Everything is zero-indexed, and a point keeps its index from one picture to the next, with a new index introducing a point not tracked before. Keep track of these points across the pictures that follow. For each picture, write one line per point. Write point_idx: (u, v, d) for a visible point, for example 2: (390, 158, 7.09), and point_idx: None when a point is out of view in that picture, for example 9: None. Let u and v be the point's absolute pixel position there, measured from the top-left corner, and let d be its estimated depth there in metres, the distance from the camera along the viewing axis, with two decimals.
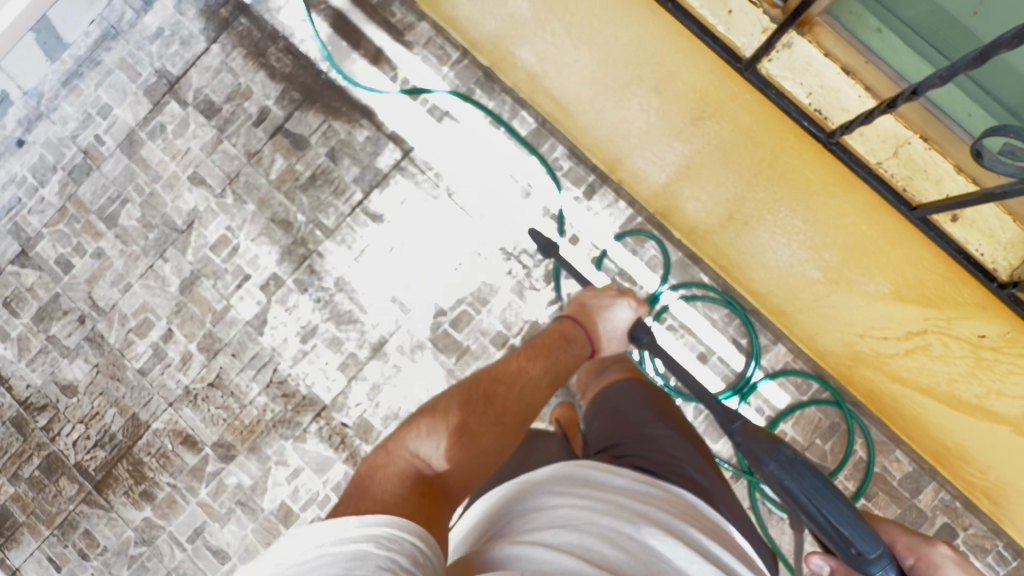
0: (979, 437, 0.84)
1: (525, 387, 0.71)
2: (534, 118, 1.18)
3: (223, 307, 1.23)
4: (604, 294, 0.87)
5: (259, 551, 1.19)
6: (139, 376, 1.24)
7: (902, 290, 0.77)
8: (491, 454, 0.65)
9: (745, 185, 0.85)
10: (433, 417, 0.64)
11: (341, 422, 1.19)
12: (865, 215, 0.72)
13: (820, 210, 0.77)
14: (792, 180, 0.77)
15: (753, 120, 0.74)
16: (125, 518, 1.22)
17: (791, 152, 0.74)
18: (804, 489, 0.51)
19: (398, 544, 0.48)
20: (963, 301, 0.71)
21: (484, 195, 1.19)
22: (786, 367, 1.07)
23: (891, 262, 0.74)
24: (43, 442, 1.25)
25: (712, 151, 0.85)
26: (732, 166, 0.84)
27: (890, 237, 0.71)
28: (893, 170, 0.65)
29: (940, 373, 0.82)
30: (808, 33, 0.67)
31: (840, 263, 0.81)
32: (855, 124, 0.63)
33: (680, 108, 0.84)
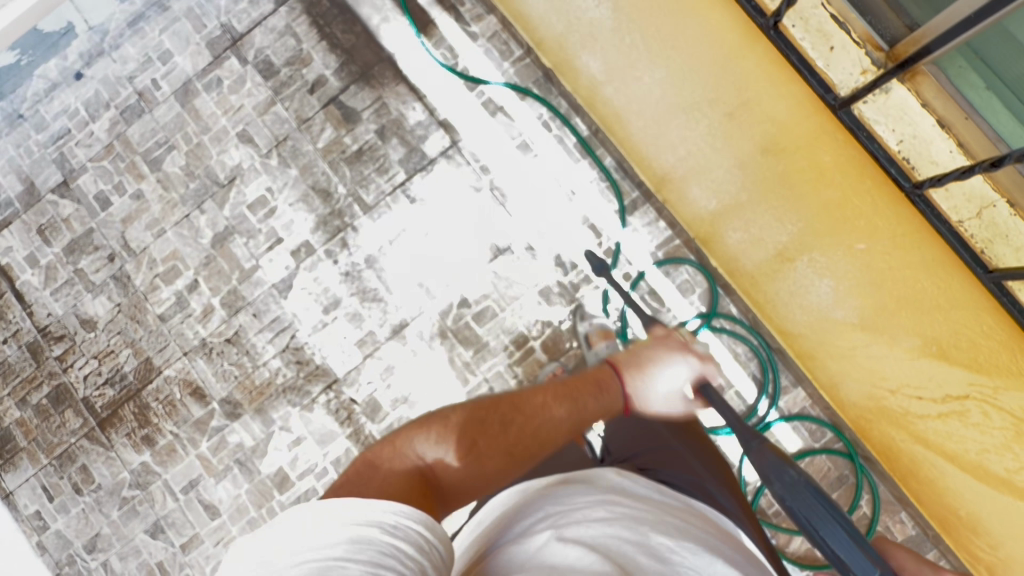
0: (999, 511, 0.80)
1: (541, 421, 0.67)
2: (587, 126, 1.18)
3: (251, 266, 1.23)
4: (664, 346, 0.78)
5: (249, 512, 1.19)
6: (158, 322, 1.24)
7: (949, 350, 0.74)
8: (490, 473, 0.65)
9: (805, 226, 0.85)
10: (445, 426, 0.64)
11: (350, 397, 1.19)
12: (928, 270, 0.71)
13: (876, 259, 0.76)
14: (857, 226, 0.76)
15: (831, 161, 0.74)
16: (123, 459, 1.23)
17: (861, 199, 0.73)
18: (804, 513, 0.50)
19: (399, 528, 0.48)
20: (1013, 370, 0.68)
21: (526, 194, 1.19)
22: (803, 412, 1.08)
23: (948, 321, 0.72)
24: (54, 372, 1.26)
25: (776, 185, 0.85)
26: (795, 203, 0.84)
27: (954, 297, 0.69)
28: (971, 232, 0.64)
29: (971, 441, 0.78)
30: (909, 81, 0.66)
31: (886, 312, 0.80)
32: (948, 177, 0.62)
33: (751, 138, 0.84)
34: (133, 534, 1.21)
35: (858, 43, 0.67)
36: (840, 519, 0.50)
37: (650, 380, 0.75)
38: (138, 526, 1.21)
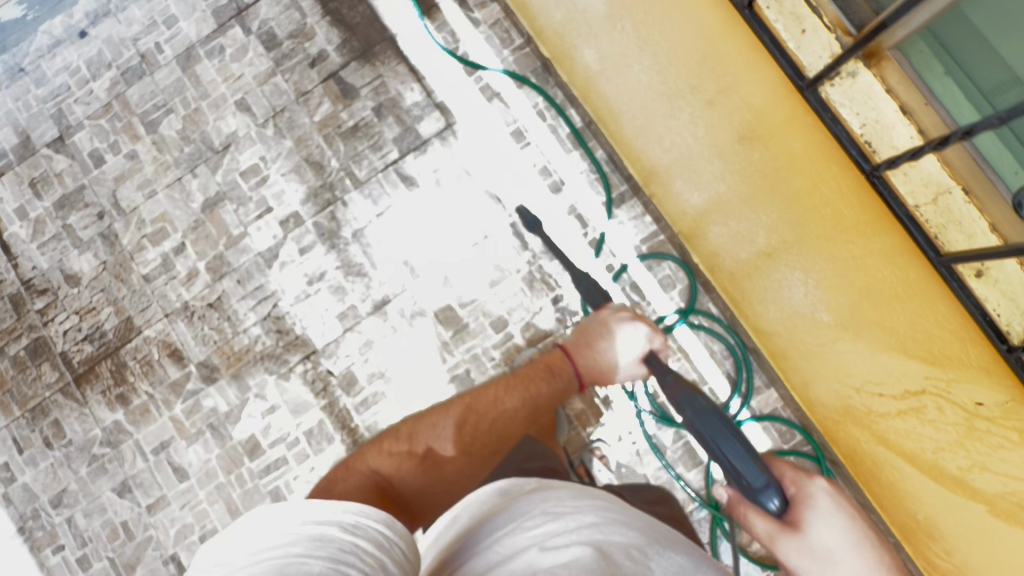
0: (954, 514, 0.76)
1: (490, 430, 0.78)
2: (581, 118, 1.19)
3: (239, 233, 1.24)
4: (615, 318, 0.86)
5: (218, 478, 1.19)
6: (142, 282, 1.25)
7: (906, 343, 0.69)
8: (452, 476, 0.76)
9: (778, 217, 0.84)
10: (397, 438, 0.77)
11: (327, 369, 1.19)
12: (890, 260, 0.66)
13: (841, 250, 0.72)
14: (830, 217, 0.72)
15: (801, 148, 0.72)
16: (96, 416, 1.23)
17: (828, 185, 0.70)
18: (708, 428, 0.63)
19: (357, 526, 0.49)
20: (964, 360, 0.62)
21: (516, 180, 1.21)
22: (774, 414, 1.10)
23: (907, 312, 0.67)
24: (34, 325, 1.26)
25: (754, 175, 0.84)
26: (767, 194, 0.84)
27: (909, 285, 0.65)
28: (927, 215, 0.60)
29: (930, 440, 0.71)
30: (875, 66, 0.63)
31: (848, 306, 0.76)
32: (900, 160, 0.59)
33: (729, 125, 0.84)
34: (100, 492, 1.22)
35: (829, 27, 0.66)
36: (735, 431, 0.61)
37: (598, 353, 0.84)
38: (106, 484, 1.22)
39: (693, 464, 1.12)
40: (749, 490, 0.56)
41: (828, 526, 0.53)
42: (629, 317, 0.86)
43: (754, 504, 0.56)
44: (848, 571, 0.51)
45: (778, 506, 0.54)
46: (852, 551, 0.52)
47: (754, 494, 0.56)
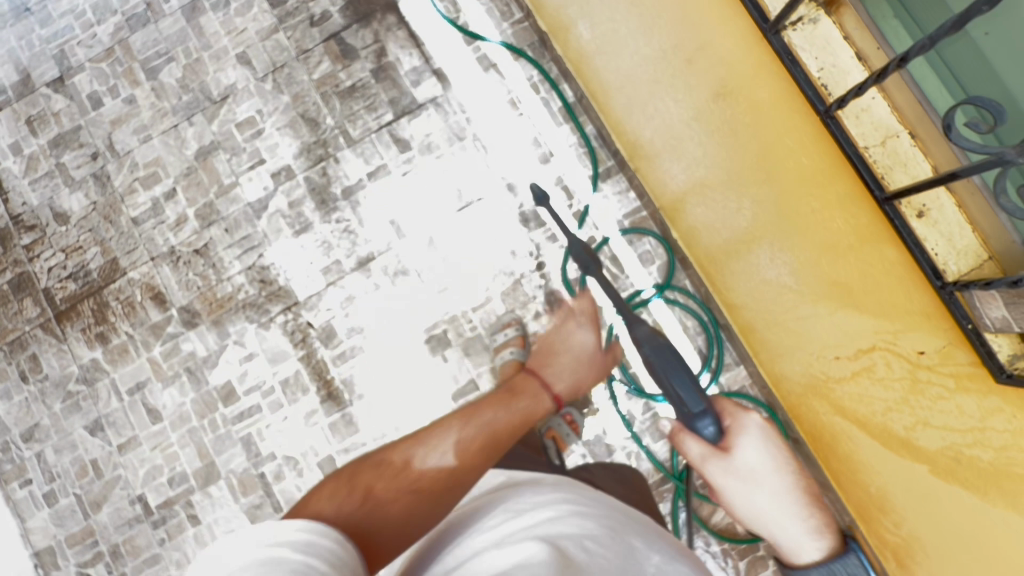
0: (903, 478, 0.77)
1: (489, 428, 0.65)
2: (573, 93, 1.22)
3: (231, 182, 1.26)
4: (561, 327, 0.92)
5: (191, 421, 1.20)
6: (131, 224, 1.26)
7: (854, 298, 0.66)
8: (446, 492, 0.59)
9: (736, 179, 0.80)
10: (354, 475, 0.58)
11: (307, 321, 1.21)
12: (842, 208, 0.61)
13: (802, 203, 0.68)
14: (787, 170, 0.68)
15: (766, 100, 0.65)
16: (75, 353, 1.24)
17: (788, 134, 0.65)
18: (654, 355, 0.62)
19: (310, 546, 0.45)
20: (909, 309, 0.57)
21: (506, 149, 1.23)
22: (741, 391, 1.13)
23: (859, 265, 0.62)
24: (20, 260, 1.27)
25: (718, 137, 0.80)
26: (727, 155, 0.80)
27: (860, 232, 0.60)
28: (875, 157, 0.54)
29: (878, 400, 0.72)
30: (835, 11, 0.58)
31: (810, 266, 0.72)
32: (849, 96, 0.52)
33: (695, 81, 0.79)
34: (72, 429, 1.22)
35: None
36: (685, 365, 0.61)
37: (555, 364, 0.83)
38: (78, 422, 1.22)
39: (659, 436, 1.14)
40: (687, 417, 0.59)
41: (754, 451, 0.57)
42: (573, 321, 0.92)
43: (693, 433, 0.59)
44: (765, 497, 0.55)
45: (713, 433, 0.57)
46: (775, 476, 0.56)
47: (692, 423, 0.58)
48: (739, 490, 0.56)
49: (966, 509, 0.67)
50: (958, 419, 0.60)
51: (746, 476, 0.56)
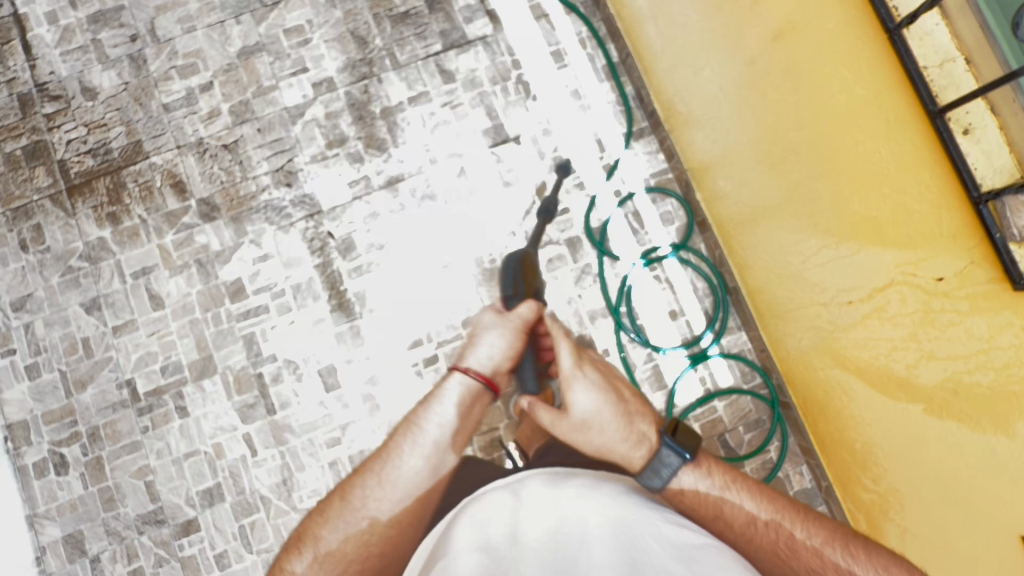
0: (894, 424, 0.83)
1: (420, 441, 0.83)
2: (618, 53, 1.27)
3: (270, 85, 1.25)
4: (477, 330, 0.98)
5: (194, 313, 1.19)
6: (161, 111, 1.24)
7: (880, 233, 0.71)
8: (400, 505, 0.77)
9: (776, 126, 0.84)
10: (317, 517, 0.80)
11: (328, 231, 1.21)
12: (884, 139, 0.65)
13: (840, 144, 0.72)
14: (831, 110, 0.71)
15: (829, 35, 0.68)
16: (82, 230, 1.21)
17: (840, 70, 0.68)
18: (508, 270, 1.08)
19: None
20: (935, 232, 0.62)
21: (547, 96, 1.26)
22: (740, 354, 1.18)
23: (892, 197, 0.67)
24: (38, 128, 1.24)
25: (766, 84, 0.83)
26: (771, 102, 0.83)
27: (901, 163, 0.63)
28: (932, 79, 0.57)
29: (883, 341, 0.78)
30: None
31: (837, 208, 0.76)
32: (919, 12, 0.56)
33: (754, 25, 0.81)
34: (67, 305, 1.19)
35: None
36: (522, 269, 1.07)
37: (472, 350, 0.95)
38: (75, 298, 1.19)
39: (658, 388, 1.18)
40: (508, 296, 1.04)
41: (580, 399, 0.84)
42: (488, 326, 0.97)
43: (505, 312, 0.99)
44: (599, 427, 0.81)
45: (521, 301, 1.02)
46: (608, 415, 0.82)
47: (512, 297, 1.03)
48: (580, 432, 0.82)
49: (948, 444, 0.74)
50: (964, 345, 0.65)
51: (580, 420, 0.83)
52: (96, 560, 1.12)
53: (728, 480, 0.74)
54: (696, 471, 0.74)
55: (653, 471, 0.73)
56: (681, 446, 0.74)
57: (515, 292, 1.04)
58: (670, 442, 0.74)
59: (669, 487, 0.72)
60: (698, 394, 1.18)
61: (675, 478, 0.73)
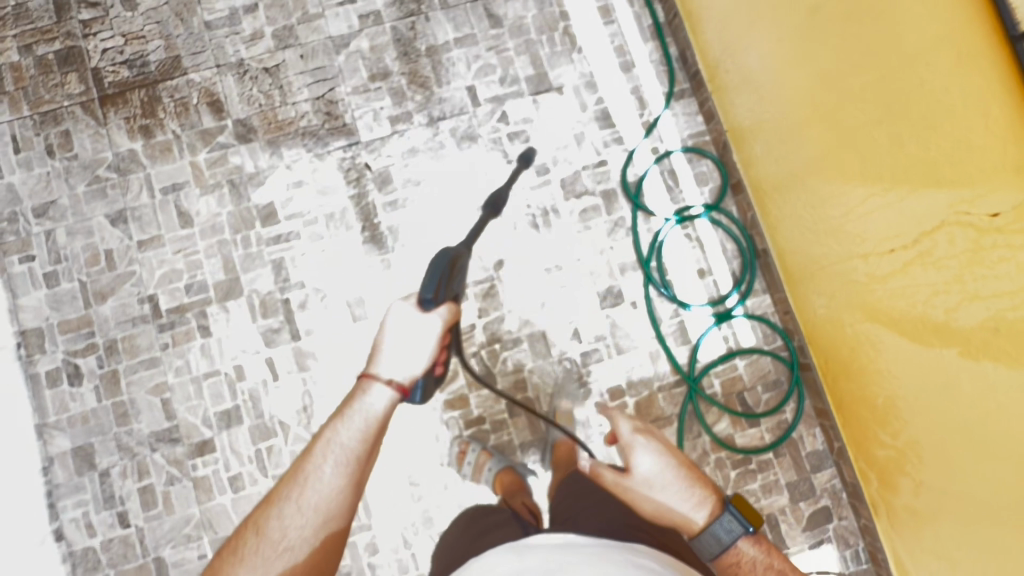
0: (925, 372, 0.86)
1: (334, 458, 0.81)
2: (665, 14, 1.28)
3: (316, 12, 1.24)
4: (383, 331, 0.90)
5: (223, 234, 1.17)
6: (202, 28, 1.22)
7: (937, 174, 0.73)
8: (324, 527, 0.77)
9: (834, 76, 0.87)
10: (234, 546, 0.77)
11: (365, 162, 1.20)
12: (957, 75, 0.67)
13: (905, 86, 0.75)
14: (902, 52, 0.74)
15: None
16: (112, 140, 1.18)
17: (920, 8, 0.70)
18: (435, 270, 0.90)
19: None
20: (999, 165, 0.65)
21: (592, 49, 1.27)
22: (764, 316, 1.20)
23: (956, 134, 0.69)
24: (73, 34, 1.20)
25: (830, 33, 0.85)
26: (832, 51, 0.86)
27: (972, 97, 0.66)
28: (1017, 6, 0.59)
29: (924, 286, 0.80)
30: None
31: (892, 154, 0.79)
32: None
33: None
34: (91, 215, 1.16)
35: None
36: (450, 271, 0.90)
37: (385, 348, 0.89)
38: (100, 209, 1.16)
39: (682, 342, 1.19)
40: (423, 300, 0.88)
41: (642, 460, 0.93)
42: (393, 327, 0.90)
43: (424, 312, 0.88)
44: (667, 489, 0.88)
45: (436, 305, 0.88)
46: (675, 482, 0.89)
47: (426, 302, 0.88)
48: (651, 493, 0.87)
49: (982, 386, 0.76)
50: (1013, 281, 0.67)
51: (651, 482, 0.88)
52: (106, 475, 1.10)
53: (785, 565, 0.81)
54: (756, 548, 0.82)
55: (718, 537, 0.81)
56: (744, 516, 0.81)
57: (434, 297, 0.88)
58: (735, 511, 0.82)
59: (724, 554, 0.82)
60: (720, 351, 1.20)
61: (732, 545, 0.82)
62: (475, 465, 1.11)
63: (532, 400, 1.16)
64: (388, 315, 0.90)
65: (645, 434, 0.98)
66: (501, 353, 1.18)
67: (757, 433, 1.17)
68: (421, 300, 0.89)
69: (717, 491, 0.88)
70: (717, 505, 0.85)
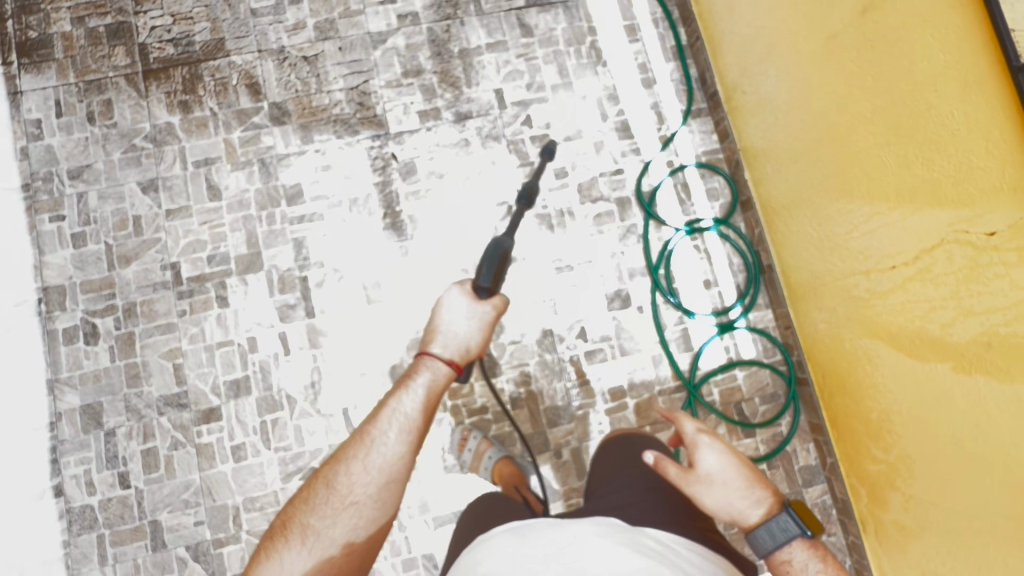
0: (919, 385, 0.89)
1: (397, 425, 0.74)
2: (687, 37, 1.35)
3: (357, 9, 1.30)
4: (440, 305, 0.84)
5: (249, 209, 1.21)
6: (248, 15, 1.28)
7: (940, 193, 0.78)
8: (386, 488, 0.72)
9: (846, 100, 0.92)
10: (305, 493, 0.73)
11: (392, 153, 1.25)
12: (962, 102, 0.72)
13: (912, 110, 0.79)
14: (913, 79, 0.79)
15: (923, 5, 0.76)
16: (151, 112, 1.23)
17: (930, 40, 0.75)
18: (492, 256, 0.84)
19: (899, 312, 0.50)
20: (997, 186, 0.69)
21: (616, 65, 1.34)
22: (765, 330, 1.24)
23: (958, 157, 0.74)
24: (125, 10, 1.26)
25: (845, 60, 0.91)
26: (846, 77, 0.91)
27: (975, 123, 0.71)
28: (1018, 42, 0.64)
29: (922, 301, 0.84)
30: None
31: (899, 173, 0.84)
32: None
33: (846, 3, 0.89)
34: (124, 181, 1.20)
35: None
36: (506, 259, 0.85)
37: (440, 329, 0.82)
38: (133, 176, 1.20)
39: (684, 349, 1.22)
40: (479, 285, 0.83)
41: (710, 463, 0.78)
42: (450, 305, 0.83)
43: (477, 300, 0.84)
44: (734, 492, 0.77)
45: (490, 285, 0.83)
46: (742, 484, 0.78)
47: (482, 285, 0.83)
48: (709, 492, 0.77)
49: (973, 399, 0.80)
50: (1006, 298, 0.71)
51: (711, 481, 0.78)
52: (111, 434, 1.11)
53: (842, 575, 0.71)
54: (808, 550, 0.73)
55: (771, 534, 0.72)
56: (805, 521, 0.72)
57: (490, 286, 0.83)
58: (795, 513, 0.72)
59: (777, 552, 0.73)
60: (721, 361, 1.22)
61: (786, 544, 0.73)
62: (475, 452, 1.12)
63: (535, 393, 1.19)
64: (442, 298, 0.84)
65: (711, 432, 0.81)
66: (508, 344, 1.20)
67: (752, 443, 1.19)
68: (477, 283, 0.83)
69: (778, 490, 0.78)
70: (776, 504, 0.76)
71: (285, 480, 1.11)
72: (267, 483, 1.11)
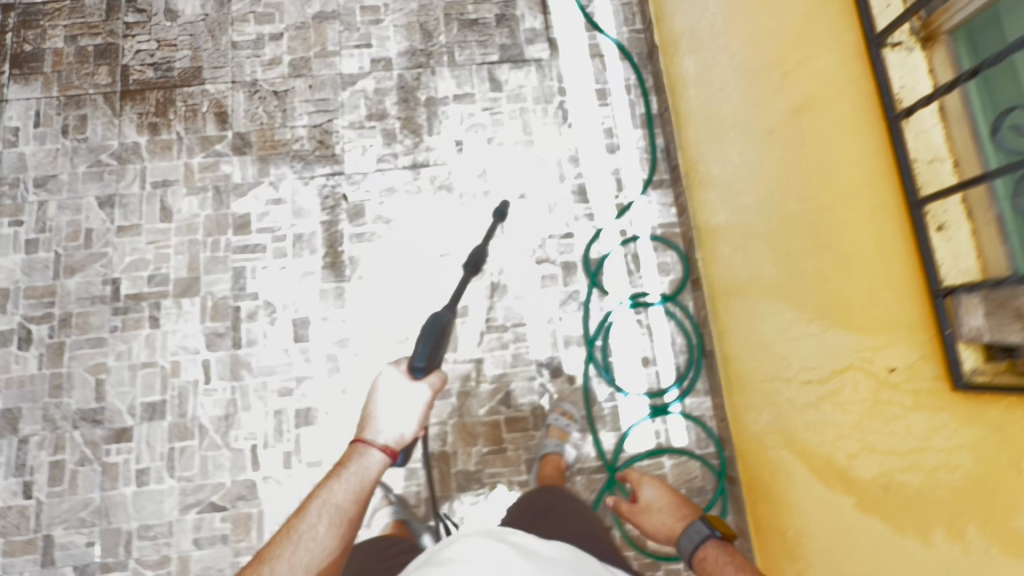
0: (824, 511, 0.82)
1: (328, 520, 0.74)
2: (658, 107, 1.33)
3: (333, 50, 1.34)
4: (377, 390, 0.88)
5: (196, 234, 1.23)
6: (228, 47, 1.33)
7: (850, 316, 0.72)
8: None
9: (778, 200, 0.87)
10: None
11: (344, 193, 1.26)
12: (870, 226, 0.68)
13: (829, 223, 0.75)
14: (831, 191, 0.74)
15: (841, 118, 0.71)
16: (121, 131, 1.28)
17: (846, 155, 0.71)
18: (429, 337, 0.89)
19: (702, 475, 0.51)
20: (898, 321, 0.65)
21: (582, 127, 1.32)
22: (700, 419, 1.17)
23: (866, 282, 0.69)
24: (115, 33, 1.33)
25: (778, 159, 0.86)
26: (779, 176, 0.87)
27: (881, 250, 0.66)
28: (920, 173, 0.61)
29: (830, 426, 0.78)
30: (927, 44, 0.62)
31: (817, 286, 0.79)
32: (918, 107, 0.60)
33: (780, 101, 0.85)
34: (84, 193, 1.24)
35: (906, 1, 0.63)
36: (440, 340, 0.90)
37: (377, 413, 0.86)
38: (93, 190, 1.24)
39: (611, 427, 1.17)
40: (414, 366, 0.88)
41: None
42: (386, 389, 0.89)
43: (413, 379, 0.88)
44: None
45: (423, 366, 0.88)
46: None
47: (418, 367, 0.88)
48: None
49: (870, 541, 0.73)
50: (903, 441, 0.66)
51: None
52: (24, 441, 1.12)
53: None
54: None
55: None
56: None
57: (425, 366, 0.88)
58: None
59: None
60: (649, 445, 1.17)
61: None
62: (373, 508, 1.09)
63: (449, 454, 1.15)
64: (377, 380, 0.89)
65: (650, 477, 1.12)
66: None
67: None
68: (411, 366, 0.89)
69: None
70: None
71: (183, 512, 1.10)
72: (165, 512, 1.10)
